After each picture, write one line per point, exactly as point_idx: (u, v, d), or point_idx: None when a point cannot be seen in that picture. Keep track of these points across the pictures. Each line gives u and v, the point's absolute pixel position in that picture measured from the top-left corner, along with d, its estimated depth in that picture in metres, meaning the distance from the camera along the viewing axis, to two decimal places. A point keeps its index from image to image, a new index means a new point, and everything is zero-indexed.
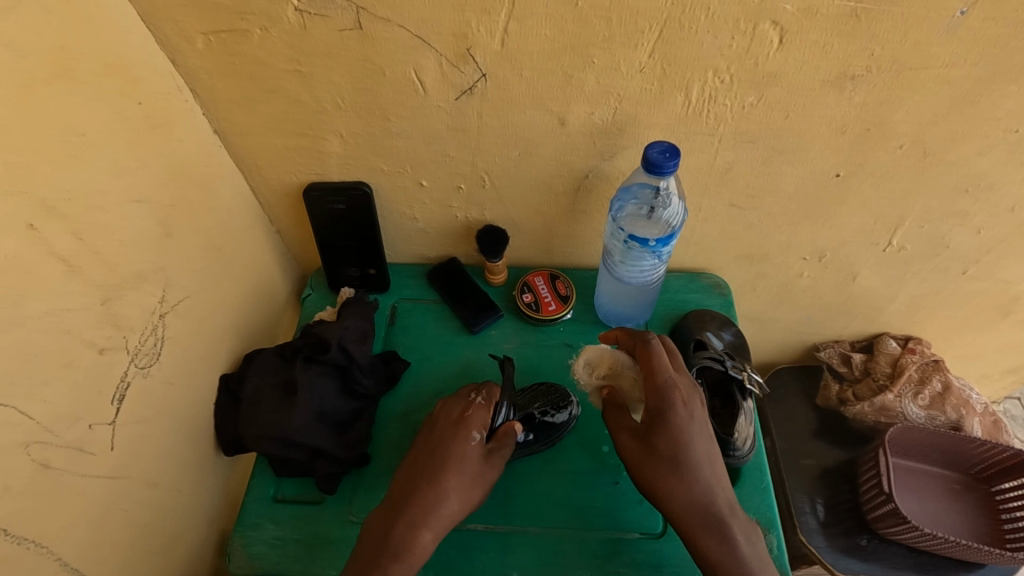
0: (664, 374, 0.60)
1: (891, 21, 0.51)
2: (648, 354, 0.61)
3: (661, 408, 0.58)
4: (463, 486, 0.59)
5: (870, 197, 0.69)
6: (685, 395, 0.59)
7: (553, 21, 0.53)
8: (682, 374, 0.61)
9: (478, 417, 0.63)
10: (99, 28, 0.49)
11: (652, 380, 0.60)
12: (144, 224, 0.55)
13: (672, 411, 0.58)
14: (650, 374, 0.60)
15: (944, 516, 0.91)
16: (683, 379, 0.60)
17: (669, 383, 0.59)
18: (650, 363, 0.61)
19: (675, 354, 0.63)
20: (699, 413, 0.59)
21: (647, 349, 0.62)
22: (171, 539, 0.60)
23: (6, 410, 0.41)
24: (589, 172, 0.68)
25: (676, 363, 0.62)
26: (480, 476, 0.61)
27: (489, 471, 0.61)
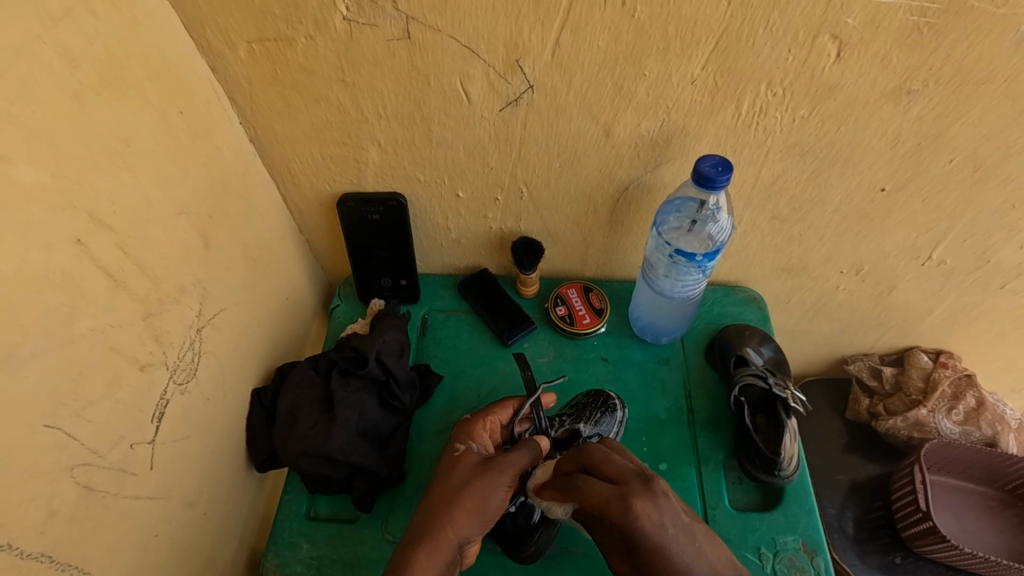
0: (609, 497, 0.49)
1: (955, 34, 0.50)
2: (585, 487, 0.51)
3: (630, 543, 0.47)
4: (458, 497, 0.53)
5: (916, 210, 0.68)
6: (648, 510, 0.47)
7: (608, 31, 0.52)
8: (628, 480, 0.50)
9: (471, 428, 0.61)
10: (144, 34, 0.48)
11: (606, 510, 0.48)
12: (185, 236, 0.53)
13: (644, 529, 0.51)
14: (600, 508, 0.49)
15: (981, 533, 0.90)
16: (634, 488, 0.49)
17: (625, 514, 0.47)
18: (591, 494, 0.50)
19: (610, 460, 0.53)
20: (674, 527, 0.47)
21: (581, 483, 0.52)
22: (206, 559, 0.58)
23: (50, 431, 0.40)
24: (631, 184, 0.67)
25: (615, 471, 0.51)
26: (479, 484, 0.54)
27: (494, 478, 0.54)
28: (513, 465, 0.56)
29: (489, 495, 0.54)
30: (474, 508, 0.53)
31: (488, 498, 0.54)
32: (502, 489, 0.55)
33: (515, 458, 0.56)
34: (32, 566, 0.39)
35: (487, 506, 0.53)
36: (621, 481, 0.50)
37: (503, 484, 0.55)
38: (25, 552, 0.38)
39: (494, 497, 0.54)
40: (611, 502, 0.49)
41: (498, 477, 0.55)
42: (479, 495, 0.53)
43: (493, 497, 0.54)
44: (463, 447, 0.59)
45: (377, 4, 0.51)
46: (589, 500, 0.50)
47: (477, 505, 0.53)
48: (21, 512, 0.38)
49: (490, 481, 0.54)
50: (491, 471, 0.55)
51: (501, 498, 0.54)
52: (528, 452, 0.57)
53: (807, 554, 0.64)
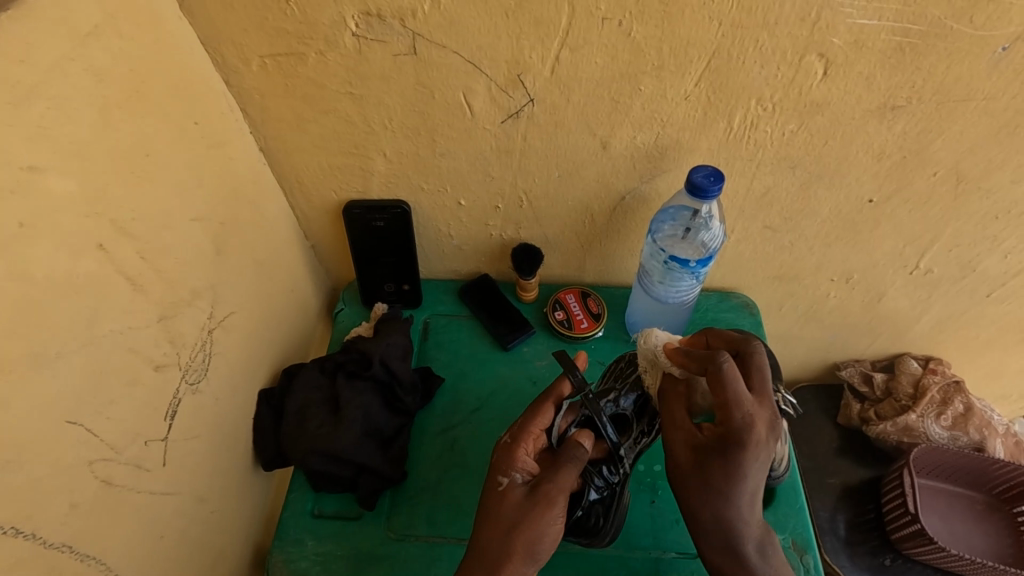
0: (744, 410, 0.52)
1: (934, 55, 0.53)
2: (727, 377, 0.52)
3: (729, 438, 0.52)
4: (510, 541, 0.54)
5: (903, 221, 0.70)
6: (762, 436, 0.52)
7: (606, 50, 0.54)
8: (763, 404, 0.54)
9: (512, 457, 0.58)
10: (165, 51, 0.50)
11: (733, 405, 0.52)
12: (199, 241, 0.55)
13: (740, 445, 0.52)
14: (726, 399, 0.52)
15: (968, 536, 0.92)
16: (763, 413, 0.53)
17: (750, 424, 0.52)
18: (729, 390, 0.52)
19: (760, 373, 0.57)
20: (767, 453, 0.53)
21: (726, 369, 0.53)
22: (215, 553, 0.60)
23: (73, 427, 0.42)
24: (627, 194, 0.69)
25: (758, 384, 0.56)
26: (530, 526, 0.54)
27: (546, 513, 0.55)
28: (561, 493, 0.55)
29: (541, 533, 0.54)
30: (529, 552, 0.54)
31: (541, 537, 0.54)
32: (554, 523, 0.55)
33: (561, 481, 0.56)
34: (52, 556, 0.41)
35: (540, 546, 0.54)
36: (758, 401, 0.54)
37: (556, 515, 0.55)
38: (48, 542, 0.40)
39: (549, 532, 0.55)
40: (750, 409, 0.52)
41: (548, 510, 0.55)
42: (532, 536, 0.54)
43: (546, 534, 0.54)
44: (507, 481, 0.57)
45: (386, 22, 0.53)
46: (718, 389, 0.53)
47: (531, 545, 0.54)
48: (46, 505, 0.40)
49: (542, 517, 0.54)
50: (540, 504, 0.55)
51: (556, 527, 0.55)
52: (573, 470, 0.56)
53: (797, 552, 0.66)
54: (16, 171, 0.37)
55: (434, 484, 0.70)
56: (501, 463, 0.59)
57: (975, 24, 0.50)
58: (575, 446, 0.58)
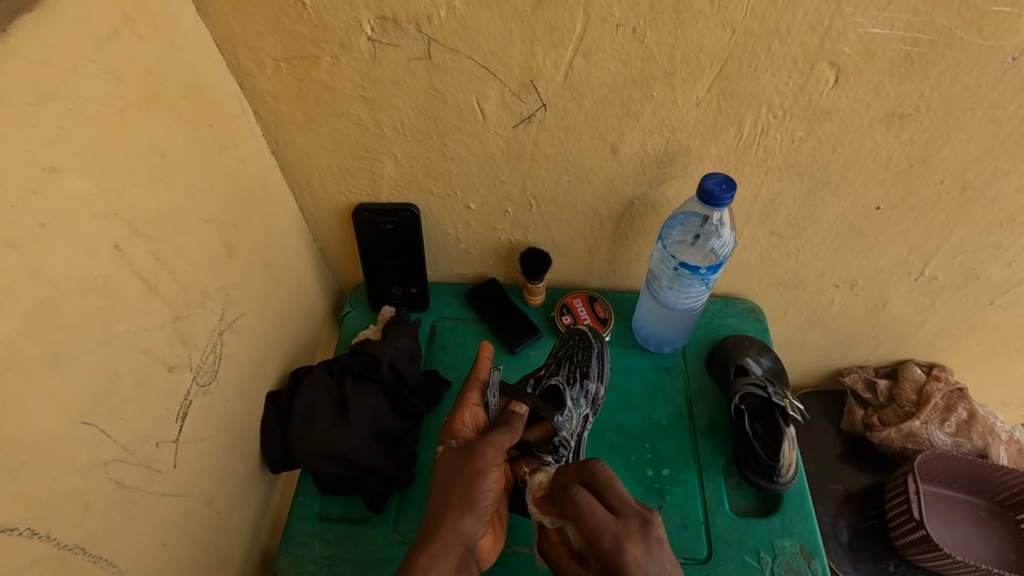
0: (606, 531, 0.52)
1: (943, 65, 0.53)
2: (581, 505, 0.53)
3: (611, 568, 0.51)
4: (448, 495, 0.56)
5: (908, 229, 0.71)
6: (638, 553, 0.51)
7: (618, 56, 0.55)
8: (629, 517, 0.53)
9: (450, 426, 0.63)
10: (180, 53, 0.50)
11: (598, 537, 0.51)
12: (211, 243, 0.55)
13: (613, 573, 0.51)
14: (589, 529, 0.52)
15: (971, 542, 0.92)
16: (626, 526, 0.52)
17: (618, 544, 0.51)
18: (591, 521, 0.52)
19: (613, 488, 0.55)
20: (659, 554, 0.52)
21: (580, 501, 0.53)
22: (221, 555, 0.60)
23: (88, 427, 0.42)
24: (636, 200, 0.70)
25: (616, 501, 0.54)
26: (464, 479, 0.56)
27: (478, 465, 0.57)
28: (491, 447, 0.58)
29: (478, 486, 0.56)
30: (465, 503, 0.55)
31: (477, 487, 0.56)
32: (488, 476, 0.57)
33: (493, 438, 0.59)
34: (65, 557, 0.41)
35: (477, 496, 0.56)
36: (621, 516, 0.53)
37: (490, 467, 0.57)
38: (61, 544, 0.40)
39: (485, 484, 0.56)
40: (609, 535, 0.51)
41: (480, 462, 0.57)
42: (467, 489, 0.56)
43: (481, 485, 0.56)
44: (444, 445, 0.61)
45: (401, 26, 0.53)
46: (583, 526, 0.52)
47: (467, 495, 0.55)
48: (60, 505, 0.40)
49: (472, 471, 0.57)
50: (471, 458, 0.57)
51: (492, 480, 0.57)
52: (506, 432, 0.60)
53: (804, 558, 0.66)
54: (36, 172, 0.37)
55: None
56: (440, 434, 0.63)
57: (984, 34, 0.51)
58: (510, 415, 0.62)
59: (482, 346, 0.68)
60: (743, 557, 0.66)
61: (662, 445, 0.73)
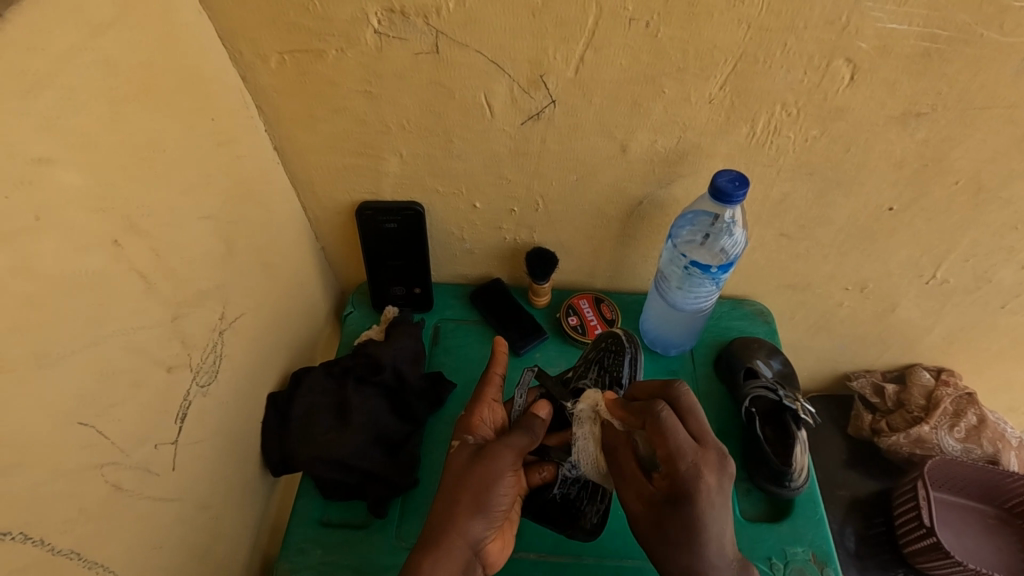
0: (687, 448, 0.50)
1: (960, 62, 0.52)
2: (665, 422, 0.51)
3: (681, 493, 0.50)
4: (459, 497, 0.54)
5: (920, 231, 0.70)
6: (712, 484, 0.50)
7: (629, 52, 0.54)
8: (707, 445, 0.52)
9: (467, 421, 0.61)
10: (180, 45, 0.49)
11: (678, 452, 0.50)
12: (210, 240, 0.54)
13: (692, 498, 0.50)
14: (668, 445, 0.50)
15: (981, 551, 0.91)
16: (706, 452, 0.51)
17: (699, 470, 0.50)
18: (673, 439, 0.50)
19: (695, 414, 0.53)
20: (728, 486, 0.51)
21: (666, 417, 0.51)
22: (219, 561, 0.59)
23: (82, 428, 0.41)
24: (644, 199, 0.68)
25: (697, 428, 0.53)
26: (478, 482, 0.54)
27: (495, 467, 0.55)
28: (509, 450, 0.56)
29: (491, 490, 0.54)
30: (476, 506, 0.54)
31: (491, 490, 0.54)
32: (503, 480, 0.55)
33: (512, 441, 0.56)
34: (57, 562, 0.39)
35: (490, 501, 0.54)
36: (702, 444, 0.52)
37: (505, 471, 0.55)
38: (56, 549, 0.39)
39: (499, 488, 0.54)
40: (689, 450, 0.50)
41: (497, 465, 0.55)
42: (480, 492, 0.54)
43: (496, 488, 0.54)
44: (459, 442, 0.59)
45: (408, 20, 0.52)
46: (659, 438, 0.51)
47: (480, 499, 0.54)
48: (53, 509, 0.39)
49: (487, 474, 0.54)
50: (488, 460, 0.55)
51: (507, 484, 0.55)
52: (524, 434, 0.57)
53: (817, 565, 0.65)
54: (27, 163, 0.36)
55: None
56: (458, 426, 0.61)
57: (1003, 31, 0.49)
58: (530, 419, 0.59)
59: (497, 340, 0.65)
60: (753, 563, 0.65)
61: None
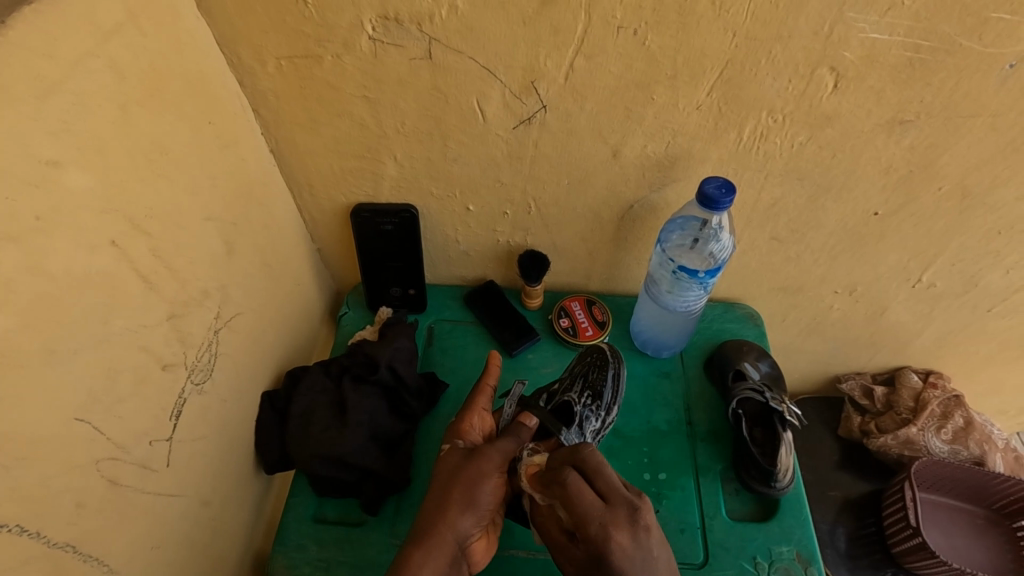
0: (593, 519, 0.52)
1: (944, 71, 0.53)
2: (573, 490, 0.53)
3: (597, 559, 0.51)
4: (447, 495, 0.56)
5: (908, 235, 0.71)
6: (625, 543, 0.51)
7: (622, 59, 0.55)
8: (615, 503, 0.53)
9: (457, 426, 0.63)
10: (183, 49, 0.50)
11: (586, 522, 0.51)
12: (209, 241, 0.55)
13: (608, 568, 0.50)
14: (577, 515, 0.52)
15: (969, 551, 0.92)
16: (614, 515, 0.52)
17: (605, 534, 0.51)
18: (580, 502, 0.52)
19: (602, 474, 0.55)
20: (644, 541, 0.51)
21: (569, 484, 0.53)
22: (216, 557, 0.60)
23: (84, 424, 0.41)
24: (636, 204, 0.70)
25: (604, 487, 0.54)
26: (466, 483, 0.56)
27: (482, 468, 0.57)
28: (497, 452, 0.58)
29: (478, 490, 0.56)
30: (465, 502, 0.56)
31: (478, 490, 0.56)
32: (490, 481, 0.57)
33: (500, 444, 0.59)
34: (57, 556, 0.40)
35: (478, 498, 0.56)
36: (610, 503, 0.53)
37: (492, 473, 0.57)
38: (54, 541, 0.40)
39: (485, 489, 0.57)
40: (596, 516, 0.52)
41: (484, 466, 0.58)
42: (467, 490, 0.56)
43: (483, 486, 0.57)
44: (449, 445, 0.62)
45: (403, 26, 0.53)
46: (571, 512, 0.52)
47: (468, 497, 0.56)
48: (54, 505, 0.39)
49: (475, 473, 0.57)
50: (477, 461, 0.58)
51: (493, 486, 0.57)
52: (512, 440, 0.60)
53: (802, 564, 0.66)
54: (35, 165, 0.37)
55: None
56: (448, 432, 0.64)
57: (985, 41, 0.51)
58: (518, 426, 0.62)
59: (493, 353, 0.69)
60: (740, 562, 0.66)
61: (660, 449, 0.73)
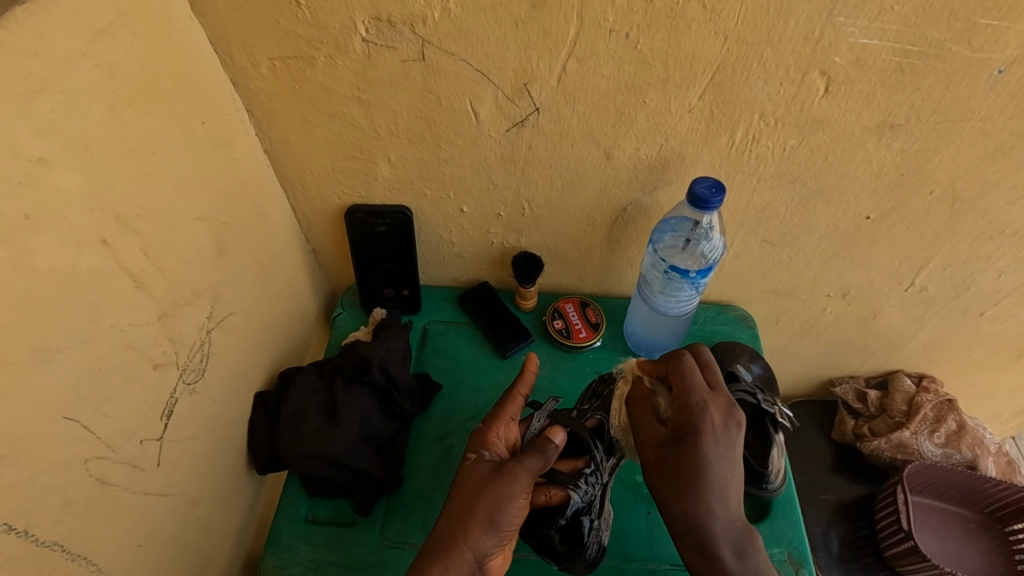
0: (699, 394, 0.58)
1: (933, 76, 0.54)
2: (686, 368, 0.60)
3: (684, 429, 0.57)
4: (469, 512, 0.53)
5: (899, 239, 0.71)
6: (717, 421, 0.57)
7: (613, 62, 0.55)
8: (718, 392, 0.59)
9: (483, 436, 0.60)
10: (175, 50, 0.50)
11: (683, 395, 0.58)
12: (200, 240, 0.55)
13: (695, 434, 0.57)
14: (682, 395, 0.58)
15: (960, 554, 0.92)
16: (717, 401, 0.58)
17: (702, 408, 0.57)
18: (688, 380, 0.59)
19: (711, 368, 0.62)
20: (733, 437, 0.57)
21: (685, 364, 0.60)
22: (205, 557, 0.60)
23: (71, 423, 0.41)
24: (629, 206, 0.70)
25: (713, 378, 0.61)
26: (492, 499, 0.54)
27: (510, 487, 0.54)
28: (526, 471, 0.55)
29: (503, 509, 0.53)
30: (489, 520, 0.53)
31: (503, 509, 0.53)
32: (517, 500, 0.54)
33: (528, 463, 0.56)
34: (42, 554, 0.40)
35: (504, 519, 0.53)
36: (715, 393, 0.60)
37: (520, 494, 0.54)
38: (39, 540, 0.40)
39: (510, 508, 0.54)
40: (699, 394, 0.58)
41: (513, 485, 0.54)
42: (493, 507, 0.53)
43: (509, 508, 0.54)
44: (475, 455, 0.59)
45: (396, 28, 0.54)
46: (677, 386, 0.59)
47: (491, 517, 0.53)
48: (40, 502, 0.39)
49: (503, 490, 0.54)
50: (504, 479, 0.55)
51: (519, 506, 0.54)
52: (539, 458, 0.57)
53: (793, 566, 0.66)
54: (22, 163, 0.37)
55: (429, 493, 0.69)
56: (474, 440, 0.61)
57: (973, 46, 0.51)
58: (545, 441, 0.58)
59: (527, 358, 0.67)
60: None
61: None
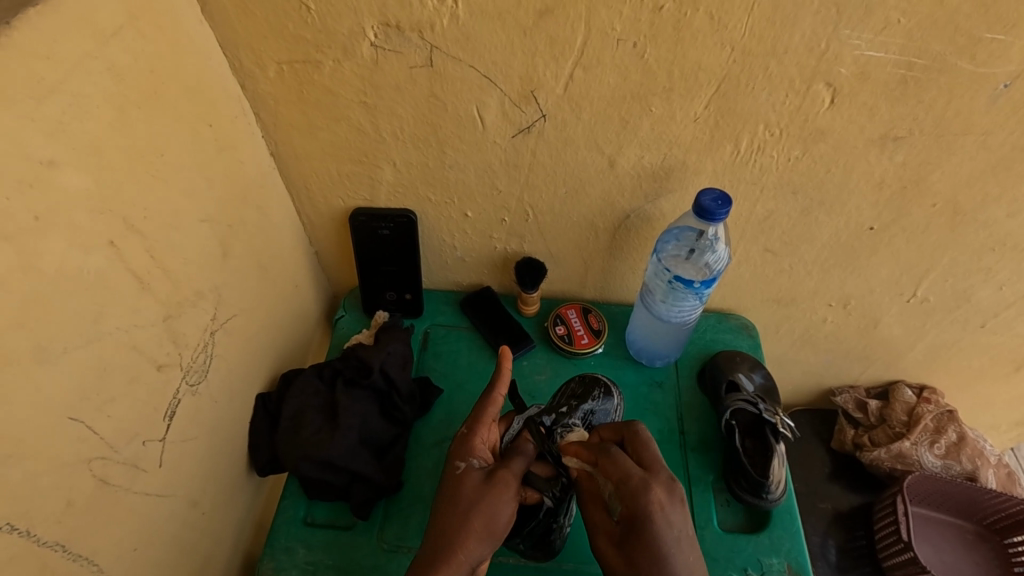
0: (637, 475, 0.54)
1: (936, 89, 0.54)
2: (616, 456, 0.56)
3: (634, 516, 0.52)
4: (467, 520, 0.53)
5: (900, 249, 0.71)
6: (661, 497, 0.52)
7: (618, 70, 0.55)
8: (657, 471, 0.55)
9: (470, 443, 0.59)
10: (184, 53, 0.51)
11: (627, 481, 0.53)
12: (205, 243, 0.55)
13: (644, 520, 0.52)
14: (622, 481, 0.54)
15: (958, 564, 0.93)
16: (657, 478, 0.54)
17: (643, 486, 0.53)
18: (619, 467, 0.55)
19: (649, 448, 0.57)
20: (679, 514, 0.53)
21: (612, 454, 0.56)
22: (204, 559, 0.60)
23: (75, 423, 0.42)
24: (632, 213, 0.70)
25: (648, 458, 0.56)
26: (485, 507, 0.54)
27: (500, 494, 0.55)
28: (514, 477, 0.57)
29: (496, 518, 0.54)
30: (486, 532, 0.53)
31: (496, 516, 0.54)
32: (508, 505, 0.55)
33: (512, 466, 0.57)
34: (45, 554, 0.40)
35: (497, 527, 0.54)
36: (651, 472, 0.55)
37: (509, 498, 0.55)
38: (43, 540, 0.40)
39: (503, 512, 0.54)
40: (636, 477, 0.53)
41: (503, 492, 0.55)
42: (488, 515, 0.54)
43: (501, 514, 0.54)
44: (465, 464, 0.58)
45: (404, 34, 0.54)
46: (614, 473, 0.55)
47: (487, 527, 0.53)
48: (43, 502, 0.40)
49: (495, 498, 0.55)
50: (495, 486, 0.55)
51: (510, 510, 0.55)
52: (521, 459, 0.58)
53: None
54: (32, 164, 0.37)
55: (427, 497, 0.69)
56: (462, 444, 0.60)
57: (977, 60, 0.51)
58: (523, 442, 0.60)
59: (503, 352, 0.61)
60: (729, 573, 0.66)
61: None
